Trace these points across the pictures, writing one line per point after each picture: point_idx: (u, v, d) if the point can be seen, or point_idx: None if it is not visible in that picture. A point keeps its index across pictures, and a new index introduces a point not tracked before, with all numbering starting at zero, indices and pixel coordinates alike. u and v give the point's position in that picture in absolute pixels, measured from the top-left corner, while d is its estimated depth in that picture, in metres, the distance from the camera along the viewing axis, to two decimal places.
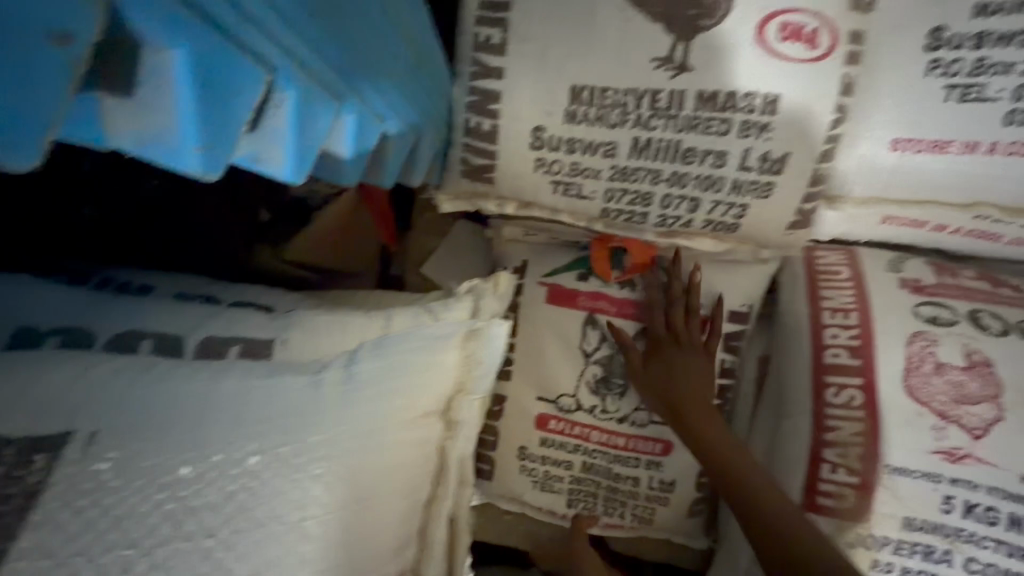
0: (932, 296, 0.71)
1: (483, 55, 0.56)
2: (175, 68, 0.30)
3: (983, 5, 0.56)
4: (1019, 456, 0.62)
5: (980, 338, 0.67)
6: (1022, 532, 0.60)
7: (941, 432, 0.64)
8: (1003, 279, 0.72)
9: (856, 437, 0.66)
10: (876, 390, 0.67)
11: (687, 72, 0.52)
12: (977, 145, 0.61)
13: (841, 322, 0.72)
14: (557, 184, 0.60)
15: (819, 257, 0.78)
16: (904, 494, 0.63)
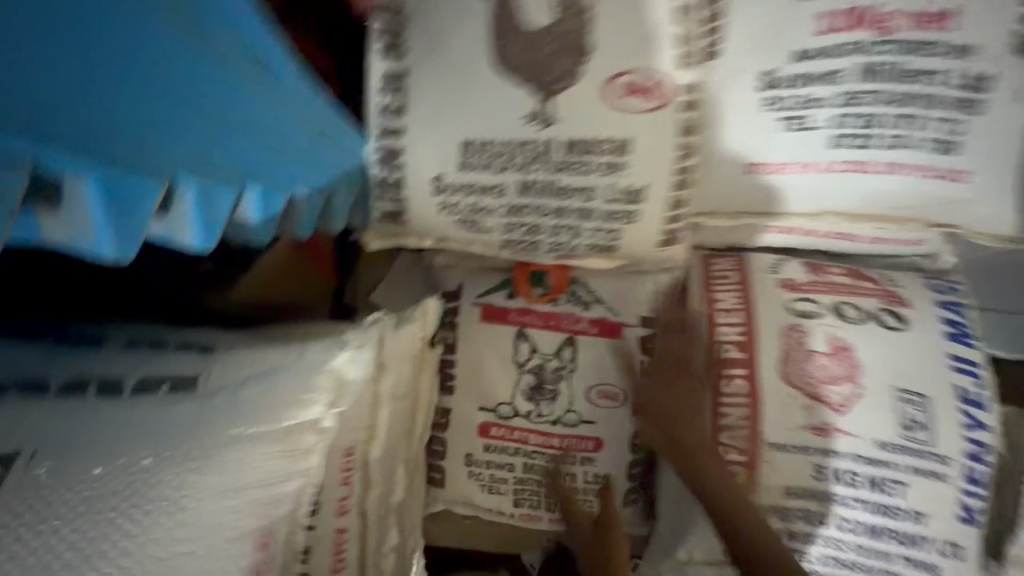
0: (805, 293, 0.81)
1: (386, 118, 0.65)
2: (85, 189, 0.34)
3: (804, 51, 0.66)
4: (872, 425, 0.74)
5: (842, 327, 0.78)
6: (880, 491, 0.73)
7: (811, 412, 0.74)
8: (865, 272, 0.83)
9: (743, 421, 0.76)
10: (758, 379, 0.77)
11: (550, 125, 0.61)
12: (815, 165, 0.70)
13: (730, 321, 0.81)
14: (461, 221, 0.69)
15: (715, 262, 0.88)
16: (781, 467, 0.75)
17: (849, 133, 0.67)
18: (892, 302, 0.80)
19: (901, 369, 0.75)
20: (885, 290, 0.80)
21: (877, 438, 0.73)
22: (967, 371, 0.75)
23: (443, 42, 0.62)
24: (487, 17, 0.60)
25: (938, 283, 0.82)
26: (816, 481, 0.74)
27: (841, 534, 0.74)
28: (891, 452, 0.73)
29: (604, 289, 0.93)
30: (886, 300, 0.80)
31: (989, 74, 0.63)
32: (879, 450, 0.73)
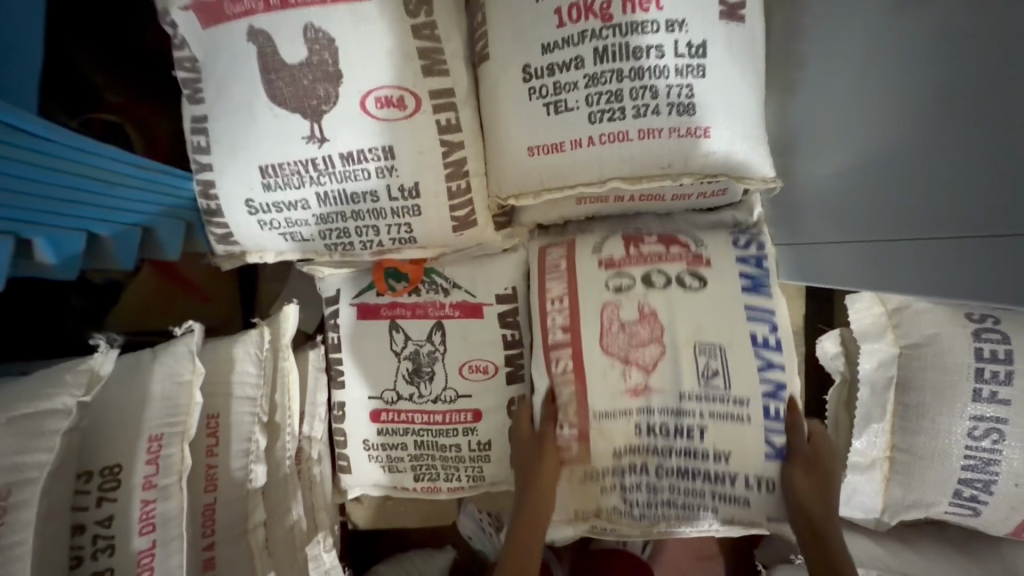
0: (620, 268, 0.88)
1: (198, 155, 0.76)
2: None
3: (546, 44, 0.75)
4: (673, 361, 0.83)
5: (651, 295, 0.85)
6: (686, 438, 0.82)
7: (626, 375, 0.83)
8: (676, 239, 0.90)
9: (571, 386, 0.85)
10: (583, 357, 0.85)
11: (326, 142, 0.71)
12: (580, 140, 0.78)
13: (557, 307, 0.89)
14: (282, 234, 0.79)
15: (548, 253, 0.94)
16: (608, 432, 0.84)
17: (600, 109, 0.76)
18: (698, 263, 0.87)
19: (702, 325, 0.84)
20: (691, 253, 0.88)
21: (684, 390, 0.82)
22: (762, 319, 0.85)
23: (228, 85, 0.73)
24: (256, 60, 0.70)
25: (742, 239, 0.90)
26: (637, 436, 0.84)
27: (659, 479, 0.84)
28: (695, 403, 0.82)
29: (460, 275, 1.03)
30: (691, 262, 0.87)
31: (703, 42, 0.73)
32: (683, 401, 0.82)
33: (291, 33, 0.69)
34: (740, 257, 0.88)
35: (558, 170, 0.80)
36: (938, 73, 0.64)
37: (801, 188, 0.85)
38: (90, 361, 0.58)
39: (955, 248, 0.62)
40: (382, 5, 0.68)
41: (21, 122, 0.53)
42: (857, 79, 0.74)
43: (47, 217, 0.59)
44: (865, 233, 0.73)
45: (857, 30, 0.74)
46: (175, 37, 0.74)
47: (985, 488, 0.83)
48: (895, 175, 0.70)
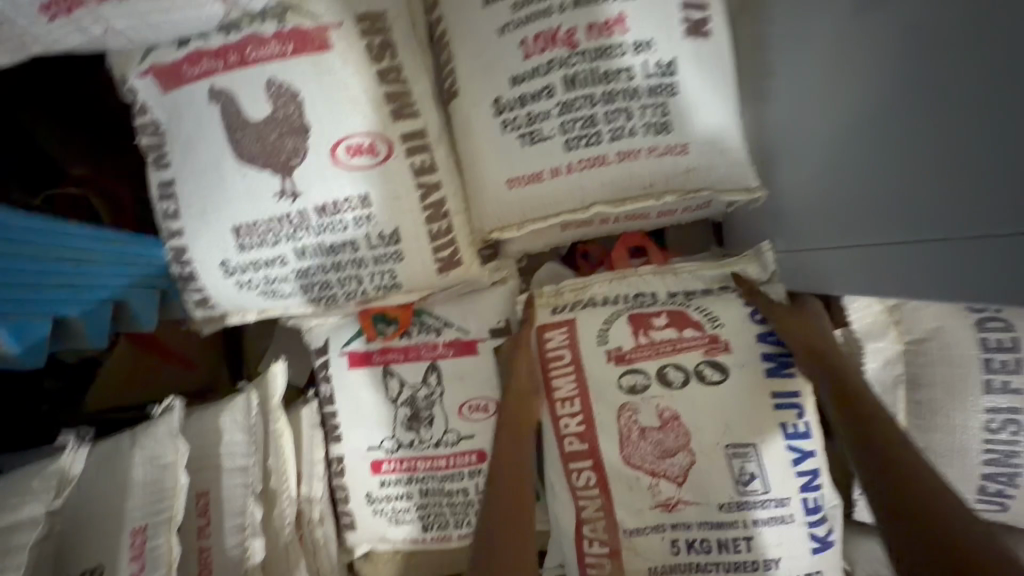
0: (631, 363, 0.84)
1: (168, 221, 0.73)
2: None
3: (515, 76, 0.74)
4: (676, 380, 0.82)
5: (668, 396, 0.82)
6: (728, 551, 0.79)
7: (655, 490, 0.80)
8: (687, 320, 0.84)
9: (596, 500, 0.83)
10: (603, 465, 0.83)
11: (300, 196, 0.69)
12: (558, 169, 0.77)
13: (568, 413, 0.85)
14: (261, 293, 0.76)
15: (549, 339, 0.88)
16: (642, 549, 0.81)
17: (575, 136, 0.75)
18: (716, 349, 0.83)
19: (728, 423, 0.80)
20: (706, 337, 0.83)
21: (721, 502, 0.79)
22: (789, 405, 0.81)
23: (194, 148, 0.70)
24: (220, 120, 0.69)
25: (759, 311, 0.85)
26: (676, 554, 0.80)
27: None
28: (735, 511, 0.79)
29: (450, 313, 1.00)
30: (709, 348, 0.83)
31: (671, 61, 0.73)
32: (722, 512, 0.79)
33: (253, 89, 0.67)
34: (759, 332, 0.83)
35: (539, 200, 0.79)
36: (904, 71, 0.63)
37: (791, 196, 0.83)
38: (59, 461, 0.54)
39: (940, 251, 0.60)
40: (343, 54, 0.67)
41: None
42: (831, 81, 0.73)
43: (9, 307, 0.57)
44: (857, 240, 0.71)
45: (818, 32, 0.74)
46: (134, 102, 0.72)
47: (1010, 482, 0.81)
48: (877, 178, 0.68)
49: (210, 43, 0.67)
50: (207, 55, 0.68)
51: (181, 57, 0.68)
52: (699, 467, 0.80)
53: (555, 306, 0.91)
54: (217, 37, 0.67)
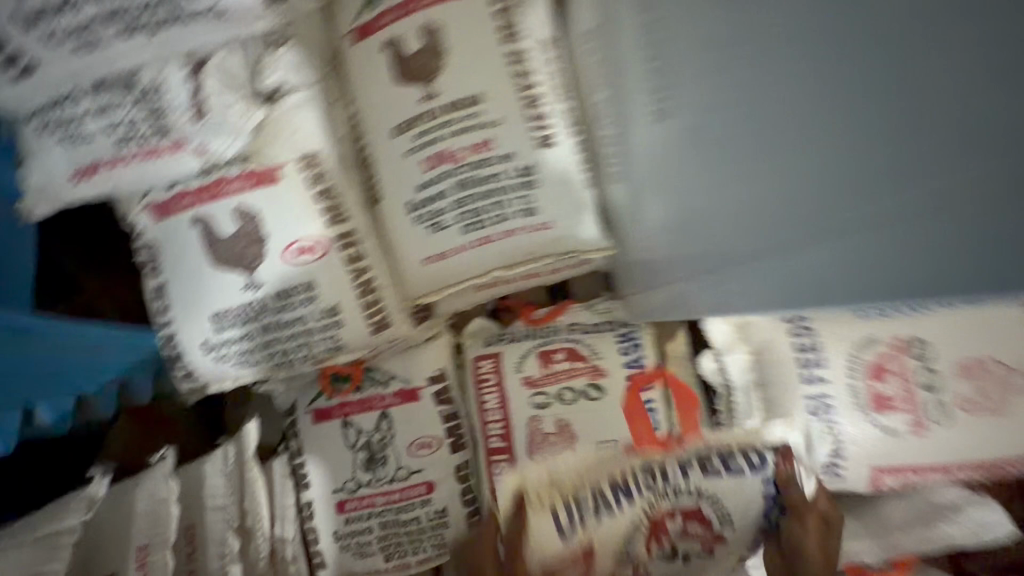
0: (540, 386, 1.13)
1: (160, 314, 0.96)
2: None
3: (420, 183, 1.01)
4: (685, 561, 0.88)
5: (568, 411, 1.11)
6: None
7: None
8: (700, 514, 0.88)
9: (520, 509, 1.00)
10: None
11: (261, 287, 0.93)
12: (458, 248, 1.03)
13: None
14: (235, 363, 0.97)
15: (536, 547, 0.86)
16: None
17: (469, 223, 1.01)
18: (598, 375, 1.13)
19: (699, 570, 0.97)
20: (710, 533, 0.88)
21: None
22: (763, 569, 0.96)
23: (179, 259, 0.95)
24: (200, 237, 0.93)
25: (625, 345, 1.16)
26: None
27: None
28: None
29: (395, 367, 1.21)
30: (593, 376, 1.13)
31: (531, 165, 1.01)
32: None
33: (223, 214, 0.93)
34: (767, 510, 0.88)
35: (448, 272, 1.04)
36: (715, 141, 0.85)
37: (778, 198, 0.79)
38: (90, 489, 0.73)
39: (912, 221, 0.69)
40: (288, 183, 0.93)
41: (16, 321, 0.72)
42: (717, 119, 0.84)
43: (27, 393, 0.77)
44: (875, 201, 0.71)
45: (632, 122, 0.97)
46: (135, 230, 0.97)
47: (839, 455, 1.02)
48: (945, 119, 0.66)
49: (192, 184, 0.93)
50: (189, 193, 0.93)
51: (171, 196, 0.94)
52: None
53: (553, 510, 0.87)
54: (197, 179, 0.93)
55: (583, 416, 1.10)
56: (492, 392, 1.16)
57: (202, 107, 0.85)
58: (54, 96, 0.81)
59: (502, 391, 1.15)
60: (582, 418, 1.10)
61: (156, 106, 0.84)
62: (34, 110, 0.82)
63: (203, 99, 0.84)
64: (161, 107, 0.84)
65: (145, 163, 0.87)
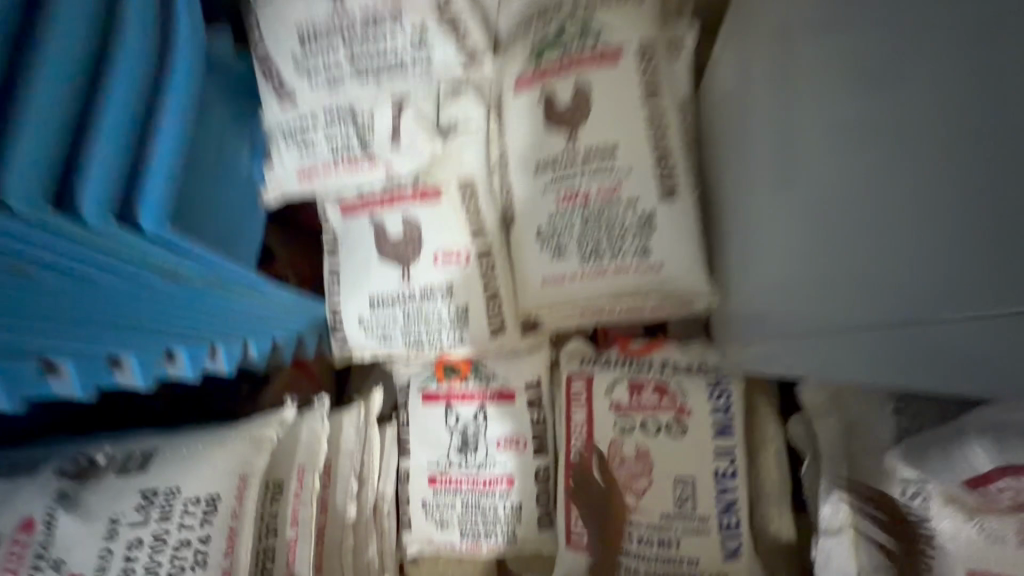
0: (625, 413, 1.23)
1: (331, 290, 1.21)
2: (133, 362, 0.83)
3: (552, 214, 1.17)
4: None
5: (649, 439, 1.19)
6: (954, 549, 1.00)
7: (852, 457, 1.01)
8: None
9: None
10: None
11: (412, 281, 1.15)
12: (575, 274, 1.16)
13: None
14: (377, 338, 1.19)
15: None
16: None
17: (587, 254, 1.15)
18: (683, 412, 1.20)
19: None
20: None
21: None
22: None
23: (353, 249, 1.19)
24: (372, 233, 1.17)
25: (714, 390, 1.21)
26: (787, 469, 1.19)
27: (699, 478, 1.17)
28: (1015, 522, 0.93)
29: (498, 369, 1.36)
30: (677, 413, 1.20)
31: (651, 212, 1.12)
32: None
33: (394, 219, 1.16)
34: None
35: (560, 294, 1.18)
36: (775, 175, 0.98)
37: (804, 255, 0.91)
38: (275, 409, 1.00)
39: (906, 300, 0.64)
40: (447, 200, 1.14)
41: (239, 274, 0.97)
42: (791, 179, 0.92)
43: (249, 333, 1.05)
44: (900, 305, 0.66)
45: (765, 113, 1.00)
46: (326, 220, 1.23)
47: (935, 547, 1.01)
48: (871, 234, 0.70)
49: (377, 191, 1.17)
50: (371, 198, 1.18)
51: (357, 198, 1.18)
52: (657, 488, 1.16)
53: None
54: (379, 188, 1.17)
55: (664, 447, 1.18)
56: (581, 408, 1.27)
57: (398, 137, 1.08)
58: (299, 118, 1.09)
59: (590, 409, 1.25)
60: (661, 448, 1.18)
61: (365, 132, 1.09)
62: (282, 128, 1.11)
63: (399, 129, 1.08)
64: (369, 133, 1.09)
65: (346, 171, 1.12)
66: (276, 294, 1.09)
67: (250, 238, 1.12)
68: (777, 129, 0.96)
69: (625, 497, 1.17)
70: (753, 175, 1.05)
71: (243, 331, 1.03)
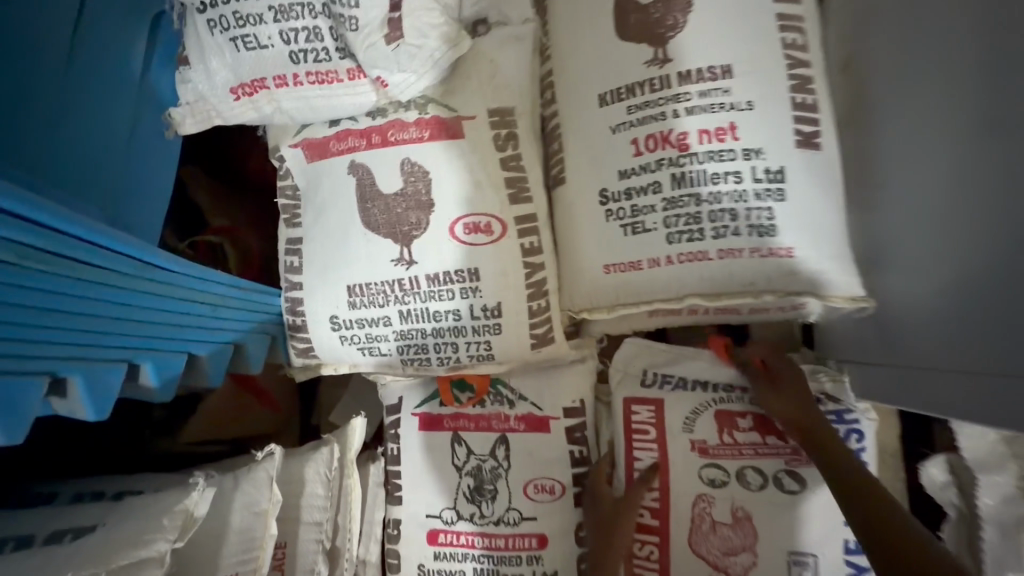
0: (714, 458, 0.89)
1: (291, 276, 0.81)
2: None
3: (624, 169, 0.79)
4: None
5: (748, 498, 0.87)
6: None
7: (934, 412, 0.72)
8: None
9: None
10: None
11: (414, 264, 0.74)
12: (658, 259, 0.79)
13: None
14: (361, 349, 0.79)
15: None
16: None
17: (679, 230, 0.77)
18: (796, 460, 0.87)
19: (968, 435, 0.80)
20: None
21: None
22: None
23: (324, 214, 0.78)
24: (354, 189, 0.76)
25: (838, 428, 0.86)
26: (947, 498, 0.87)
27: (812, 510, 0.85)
28: None
29: (526, 387, 0.99)
30: (790, 460, 0.87)
31: (781, 168, 0.75)
32: None
33: (389, 168, 0.75)
34: None
35: (634, 288, 0.80)
36: (950, 141, 0.71)
37: (983, 257, 0.67)
38: (185, 503, 0.63)
39: None
40: (473, 140, 0.74)
41: (145, 256, 0.58)
42: (988, 149, 0.65)
43: (158, 343, 0.64)
44: None
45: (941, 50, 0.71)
46: (282, 168, 0.82)
47: None
48: None
49: (361, 126, 0.76)
50: (352, 135, 0.77)
51: (330, 135, 0.77)
52: (761, 566, 0.85)
53: None
54: (364, 120, 0.76)
55: (768, 508, 0.86)
56: (647, 448, 0.93)
57: (398, 30, 0.65)
58: None
59: (662, 452, 0.91)
60: (765, 509, 0.86)
61: (342, 18, 0.66)
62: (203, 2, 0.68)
63: (401, 17, 0.65)
64: (349, 20, 0.66)
65: (316, 90, 0.71)
66: (213, 289, 0.70)
67: (138, 173, 0.73)
68: (967, 73, 0.68)
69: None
70: (909, 137, 0.76)
71: (148, 341, 0.63)
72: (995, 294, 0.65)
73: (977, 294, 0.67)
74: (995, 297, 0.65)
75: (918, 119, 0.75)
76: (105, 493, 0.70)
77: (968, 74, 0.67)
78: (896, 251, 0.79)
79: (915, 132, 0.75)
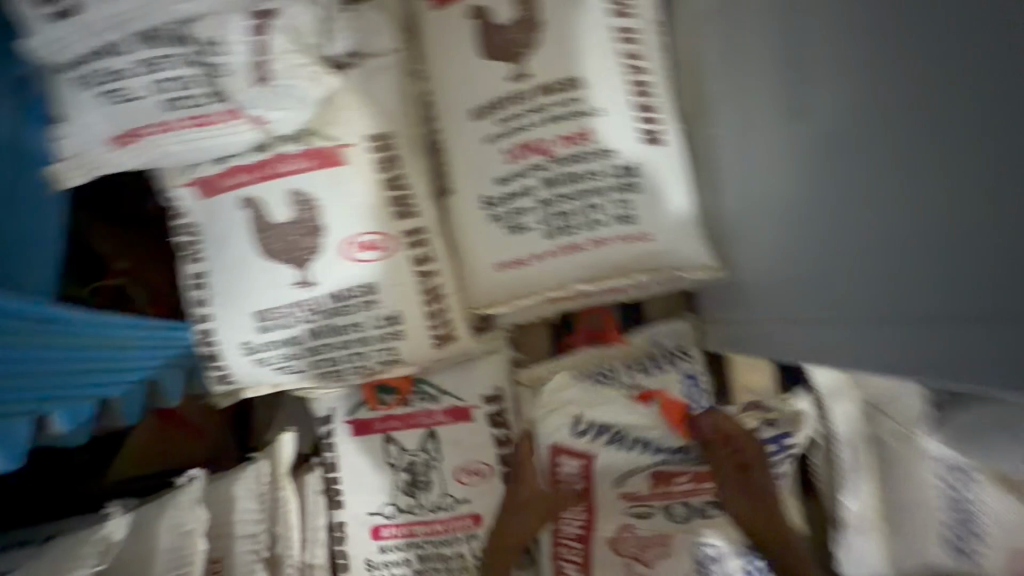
0: (642, 501, 0.97)
1: (199, 309, 0.84)
2: None
3: (501, 177, 0.88)
4: None
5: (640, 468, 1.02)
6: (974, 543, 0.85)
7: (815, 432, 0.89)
8: None
9: None
10: None
11: (314, 285, 0.80)
12: (539, 255, 0.88)
13: None
14: (276, 368, 0.85)
15: None
16: None
17: (553, 227, 0.87)
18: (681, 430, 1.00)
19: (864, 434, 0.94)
20: None
21: None
22: None
23: (224, 246, 0.83)
24: (249, 220, 0.81)
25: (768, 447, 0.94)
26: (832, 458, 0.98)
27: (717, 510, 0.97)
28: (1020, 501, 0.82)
29: (447, 382, 1.07)
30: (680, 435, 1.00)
31: (633, 164, 0.86)
32: None
33: (278, 197, 0.80)
34: None
35: (523, 282, 0.90)
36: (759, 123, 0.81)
37: (797, 222, 0.78)
38: (104, 529, 0.68)
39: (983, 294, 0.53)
40: (355, 165, 0.80)
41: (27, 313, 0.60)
42: (789, 129, 0.76)
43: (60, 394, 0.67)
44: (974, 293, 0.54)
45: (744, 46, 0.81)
46: (176, 206, 0.85)
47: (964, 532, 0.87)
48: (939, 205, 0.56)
49: (249, 161, 0.81)
50: (241, 170, 0.81)
51: (219, 172, 0.81)
52: None
53: None
54: (250, 155, 0.81)
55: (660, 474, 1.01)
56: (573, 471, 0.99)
57: (266, 73, 0.71)
58: (95, 44, 0.69)
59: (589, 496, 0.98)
60: None
61: (212, 66, 0.71)
62: (73, 63, 0.71)
63: (266, 60, 0.71)
64: (219, 68, 0.71)
65: (196, 133, 0.75)
66: (115, 333, 0.72)
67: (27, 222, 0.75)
68: (763, 65, 0.78)
69: (634, 568, 0.98)
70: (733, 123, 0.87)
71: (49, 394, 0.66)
72: (813, 253, 0.76)
73: (800, 255, 0.78)
74: (812, 256, 0.76)
75: (736, 105, 0.85)
76: (32, 538, 0.73)
77: (765, 66, 0.78)
78: (737, 225, 0.90)
79: (734, 118, 0.86)
